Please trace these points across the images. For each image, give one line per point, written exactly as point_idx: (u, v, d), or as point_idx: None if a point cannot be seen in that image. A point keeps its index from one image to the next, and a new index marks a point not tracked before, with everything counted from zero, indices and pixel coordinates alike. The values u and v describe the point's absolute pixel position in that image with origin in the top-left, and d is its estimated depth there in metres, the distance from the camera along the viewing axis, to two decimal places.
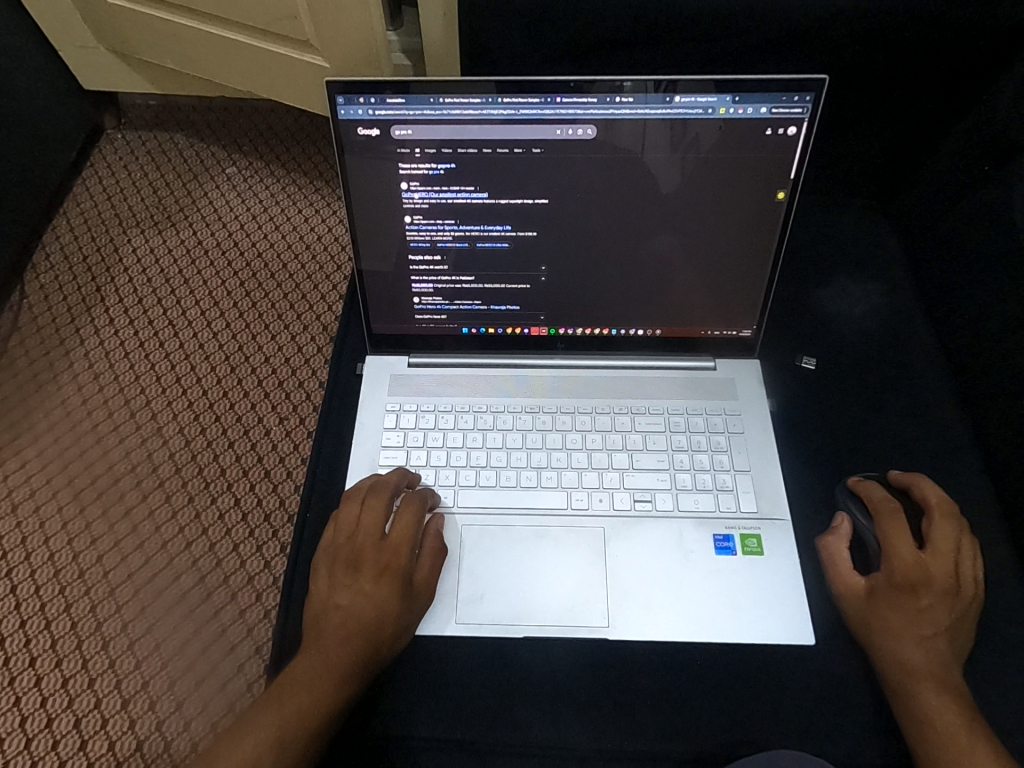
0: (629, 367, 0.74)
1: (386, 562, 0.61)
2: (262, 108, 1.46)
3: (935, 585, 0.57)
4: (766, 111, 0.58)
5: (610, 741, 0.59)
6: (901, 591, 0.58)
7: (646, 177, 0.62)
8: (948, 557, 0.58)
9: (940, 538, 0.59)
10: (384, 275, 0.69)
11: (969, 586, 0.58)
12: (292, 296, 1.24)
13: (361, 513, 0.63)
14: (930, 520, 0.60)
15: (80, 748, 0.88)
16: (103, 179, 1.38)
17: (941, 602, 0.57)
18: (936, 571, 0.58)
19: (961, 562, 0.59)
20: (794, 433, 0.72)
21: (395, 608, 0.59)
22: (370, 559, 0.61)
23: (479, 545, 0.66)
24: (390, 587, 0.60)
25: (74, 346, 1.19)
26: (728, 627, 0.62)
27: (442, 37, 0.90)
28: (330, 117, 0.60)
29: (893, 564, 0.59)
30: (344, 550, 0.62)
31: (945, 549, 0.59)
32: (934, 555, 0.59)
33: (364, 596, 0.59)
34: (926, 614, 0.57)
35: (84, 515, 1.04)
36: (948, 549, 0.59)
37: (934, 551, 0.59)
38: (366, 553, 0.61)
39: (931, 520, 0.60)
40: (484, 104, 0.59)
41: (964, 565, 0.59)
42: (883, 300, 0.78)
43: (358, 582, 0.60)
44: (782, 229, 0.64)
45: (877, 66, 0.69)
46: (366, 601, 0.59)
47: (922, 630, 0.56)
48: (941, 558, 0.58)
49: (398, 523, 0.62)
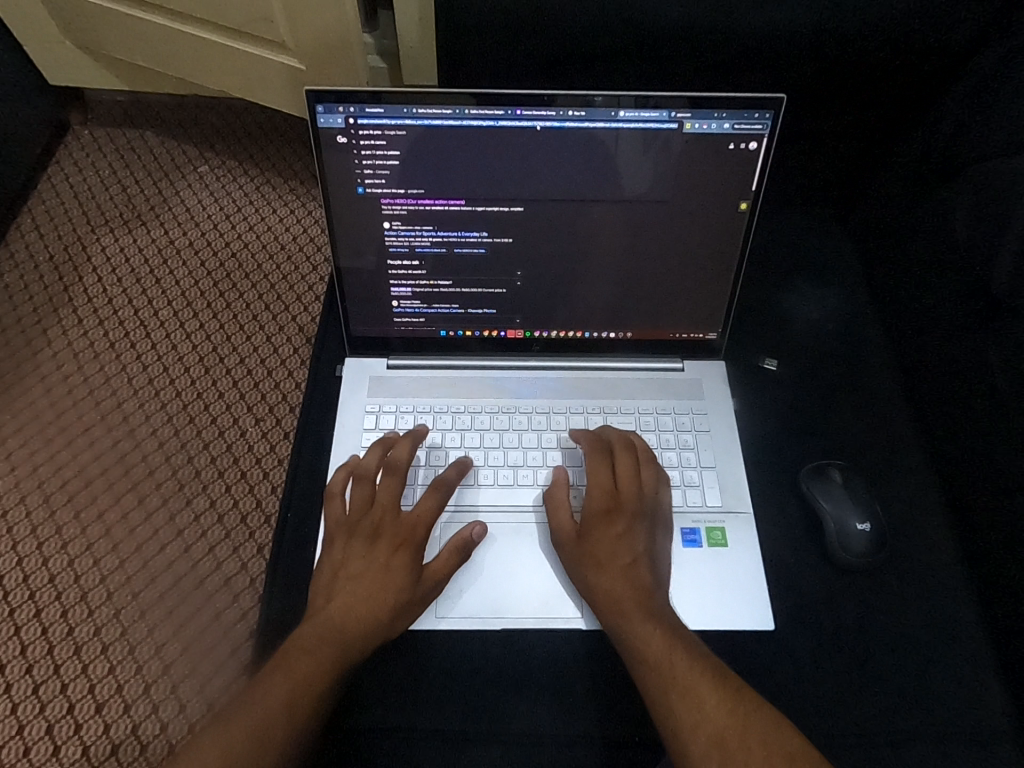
0: (604, 367, 0.78)
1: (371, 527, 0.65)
2: (235, 106, 1.45)
3: (627, 547, 0.63)
4: (729, 126, 0.61)
5: (586, 725, 0.62)
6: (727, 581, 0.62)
7: (617, 186, 0.65)
8: (638, 521, 0.65)
9: (631, 502, 0.66)
10: (362, 278, 0.71)
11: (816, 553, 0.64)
12: (267, 297, 1.24)
13: (351, 490, 0.67)
14: (602, 487, 0.66)
15: (53, 754, 0.87)
16: (68, 175, 1.35)
17: (583, 556, 0.63)
18: (595, 536, 0.64)
19: (648, 525, 0.65)
20: (757, 429, 0.75)
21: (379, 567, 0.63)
22: (356, 531, 0.65)
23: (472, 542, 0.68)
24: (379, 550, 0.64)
25: (41, 347, 1.17)
26: (695, 615, 0.65)
27: (417, 25, 0.96)
28: (310, 124, 0.61)
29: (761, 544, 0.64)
30: (337, 525, 0.66)
31: (631, 513, 0.65)
32: (608, 520, 0.65)
33: (356, 562, 0.63)
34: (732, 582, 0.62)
35: (54, 519, 1.02)
36: (641, 513, 0.66)
37: (614, 514, 0.65)
38: (357, 525, 0.65)
39: (604, 488, 0.66)
40: (462, 115, 0.61)
41: (656, 524, 0.66)
42: (840, 304, 0.83)
43: (351, 550, 0.64)
44: (743, 239, 0.68)
45: (831, 86, 0.74)
46: (350, 591, 0.61)
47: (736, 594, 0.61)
48: (601, 522, 0.65)
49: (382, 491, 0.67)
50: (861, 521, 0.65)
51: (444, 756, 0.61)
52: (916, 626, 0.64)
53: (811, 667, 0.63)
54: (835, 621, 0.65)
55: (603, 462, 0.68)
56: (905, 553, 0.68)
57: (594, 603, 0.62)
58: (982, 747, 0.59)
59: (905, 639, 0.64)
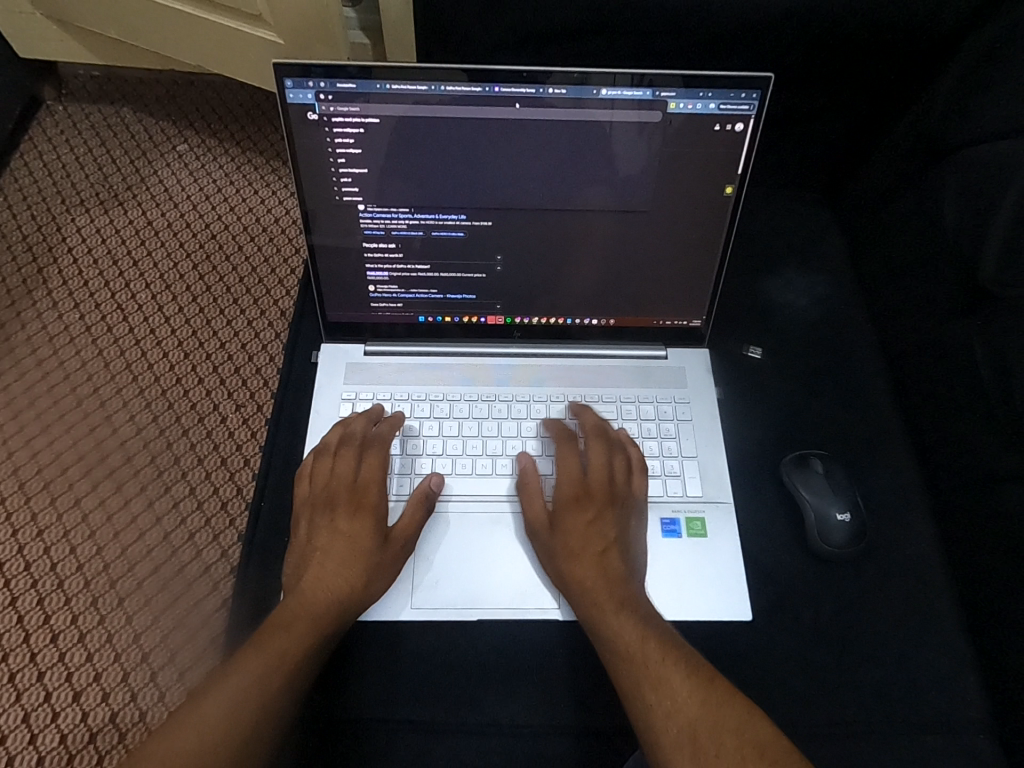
0: (587, 355, 0.76)
1: (336, 495, 0.65)
2: (214, 83, 1.41)
3: (598, 534, 0.63)
4: (715, 106, 0.59)
5: (562, 716, 0.62)
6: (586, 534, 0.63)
7: (600, 168, 0.62)
8: (608, 507, 0.65)
9: (601, 488, 0.66)
10: (337, 261, 0.69)
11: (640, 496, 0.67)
12: (248, 280, 1.21)
13: (313, 467, 0.67)
14: (571, 475, 0.67)
15: (29, 743, 0.87)
16: (41, 153, 1.31)
17: (555, 547, 0.63)
18: (567, 524, 0.64)
19: (619, 510, 0.65)
20: (740, 418, 0.74)
21: (349, 539, 0.63)
22: (324, 509, 0.65)
23: (435, 528, 0.67)
24: (355, 521, 0.63)
25: (14, 330, 1.14)
26: (673, 605, 0.64)
27: None
28: (279, 99, 0.58)
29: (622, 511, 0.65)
30: (306, 502, 0.66)
31: (601, 499, 0.65)
32: (578, 507, 0.65)
33: (331, 533, 0.63)
34: (596, 532, 0.63)
35: (29, 505, 1.01)
36: (613, 500, 0.66)
37: (584, 502, 0.65)
38: (324, 498, 0.65)
39: (572, 475, 0.66)
40: (438, 91, 0.58)
41: (628, 509, 0.66)
42: (827, 291, 0.81)
43: (325, 524, 0.64)
44: (729, 224, 0.66)
45: (821, 66, 0.72)
46: (322, 571, 0.61)
47: (597, 549, 0.62)
48: (572, 510, 0.64)
49: (344, 460, 0.67)
50: (840, 510, 0.65)
51: (418, 746, 0.60)
52: (895, 616, 0.64)
53: (789, 657, 0.63)
54: (813, 611, 0.65)
55: (570, 450, 0.68)
56: (886, 544, 0.67)
57: (568, 593, 0.61)
58: (956, 736, 0.60)
59: (883, 629, 0.64)
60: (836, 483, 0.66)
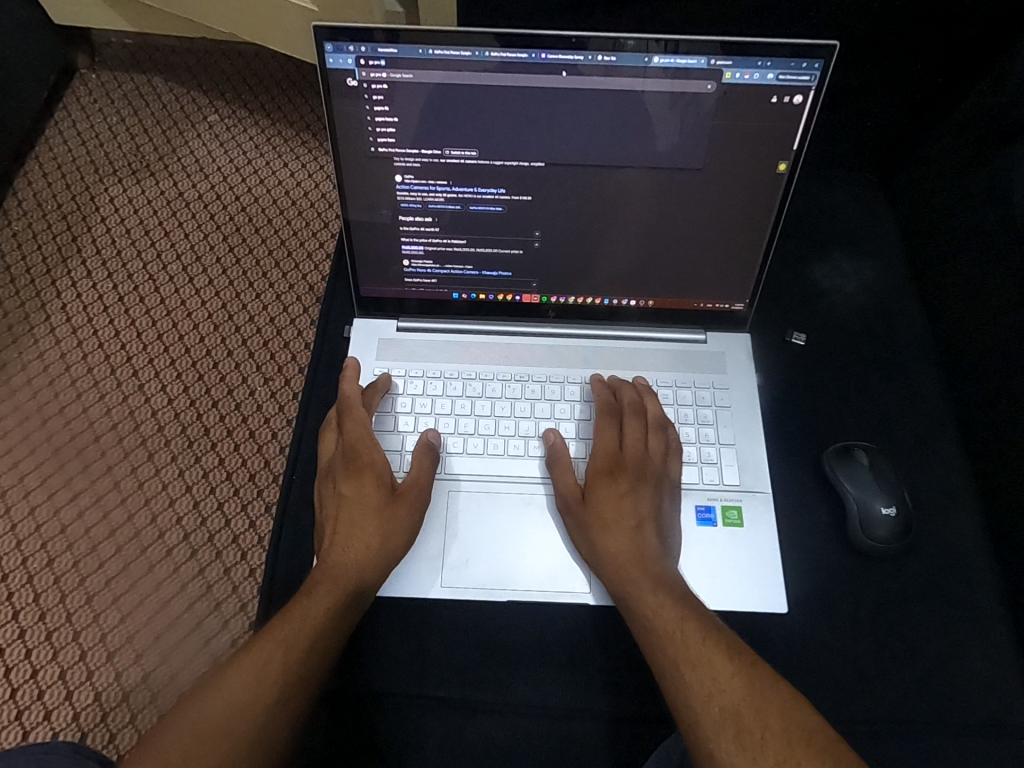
0: (625, 338, 0.74)
1: (361, 470, 0.64)
2: (246, 53, 1.40)
3: (631, 510, 0.62)
4: (773, 77, 0.56)
5: (590, 700, 0.61)
6: (614, 505, 0.62)
7: (646, 141, 0.59)
8: (641, 483, 0.64)
9: (635, 463, 0.65)
10: (372, 233, 0.67)
11: (675, 477, 0.66)
12: (278, 253, 1.20)
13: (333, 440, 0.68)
14: (606, 449, 0.65)
15: (66, 699, 0.89)
16: (76, 121, 1.31)
17: (586, 519, 0.62)
18: (599, 495, 0.63)
19: (652, 487, 0.64)
20: (781, 408, 0.72)
21: (383, 510, 0.62)
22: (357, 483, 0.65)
23: (450, 508, 0.66)
24: (382, 492, 0.63)
25: (50, 299, 1.15)
26: (706, 593, 0.63)
27: None
28: (318, 64, 0.56)
29: (655, 489, 0.64)
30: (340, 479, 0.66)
31: (634, 474, 0.64)
32: (611, 480, 0.64)
33: (358, 504, 0.63)
34: (631, 506, 0.62)
35: (64, 471, 1.02)
36: (646, 476, 0.64)
37: (618, 475, 0.64)
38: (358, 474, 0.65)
39: (608, 449, 0.65)
40: (481, 58, 0.55)
41: (661, 487, 0.65)
42: (877, 276, 0.78)
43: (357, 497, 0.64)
44: (780, 202, 0.63)
45: (885, 34, 0.68)
46: (356, 541, 0.61)
47: (630, 521, 0.61)
48: (606, 482, 0.63)
49: (350, 427, 0.65)
50: (882, 507, 0.62)
51: (446, 722, 0.61)
52: (937, 613, 0.62)
53: (825, 651, 0.62)
54: (852, 605, 0.63)
55: (611, 424, 0.67)
56: (930, 539, 0.65)
57: (601, 573, 0.60)
58: (998, 740, 0.58)
59: (926, 627, 0.62)
60: (880, 477, 0.63)
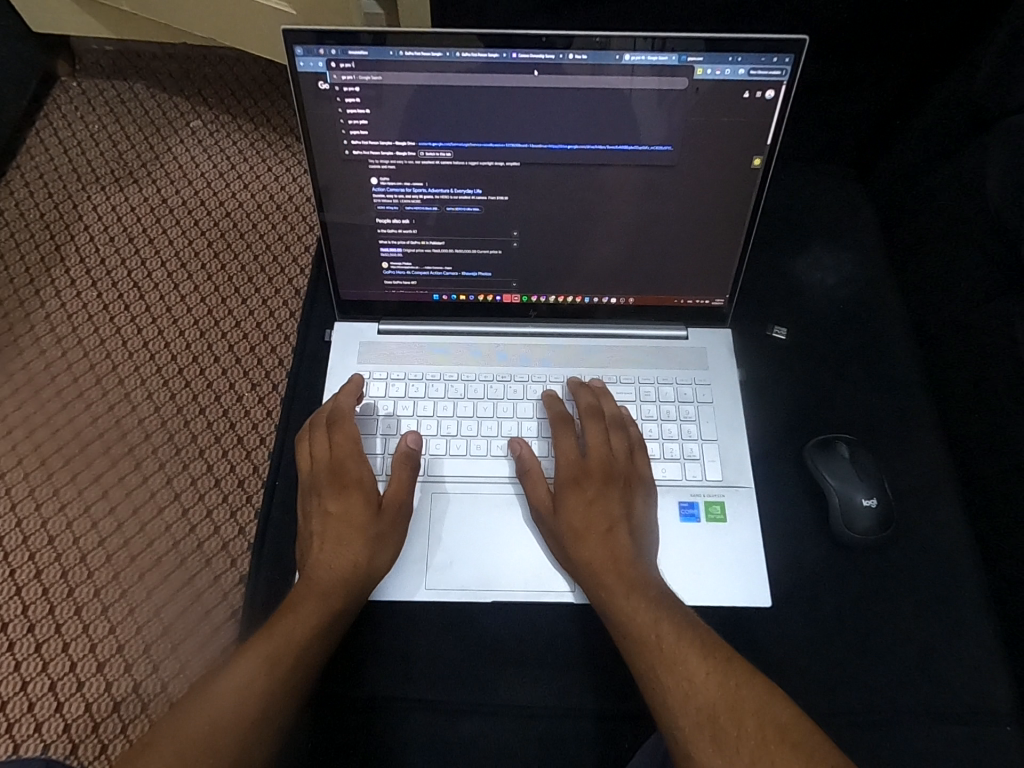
0: (606, 336, 0.74)
1: (348, 486, 0.63)
2: (227, 58, 1.39)
3: (602, 514, 0.62)
4: (745, 72, 0.56)
5: (577, 699, 0.61)
6: (582, 512, 0.62)
7: (620, 139, 0.59)
8: (610, 486, 0.63)
9: (600, 467, 0.64)
10: (349, 236, 0.67)
11: (643, 472, 0.66)
12: (262, 258, 1.20)
13: (312, 449, 0.66)
14: (567, 458, 0.65)
15: (56, 710, 0.89)
16: (57, 130, 1.31)
17: (560, 529, 0.62)
18: (569, 504, 0.62)
19: (622, 489, 0.64)
20: (763, 403, 0.72)
21: (361, 515, 0.62)
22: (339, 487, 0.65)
23: (433, 509, 0.66)
24: (354, 497, 0.63)
25: (34, 309, 1.15)
26: (689, 590, 0.63)
27: None
28: (288, 68, 0.56)
29: (622, 487, 0.64)
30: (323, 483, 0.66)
31: (601, 478, 0.64)
32: (579, 488, 0.63)
33: (337, 509, 0.63)
34: (599, 511, 0.62)
35: (51, 481, 1.02)
36: (614, 478, 0.64)
37: (584, 481, 0.63)
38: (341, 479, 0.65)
39: (571, 456, 0.65)
40: (453, 58, 0.55)
41: (632, 488, 0.64)
42: (858, 268, 0.78)
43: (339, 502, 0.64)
44: (756, 197, 0.63)
45: (858, 29, 0.68)
46: (337, 545, 0.61)
47: (601, 528, 0.61)
48: (574, 490, 0.63)
49: (340, 442, 0.65)
50: (865, 498, 0.62)
51: (433, 724, 0.60)
52: (921, 604, 0.62)
53: (811, 644, 0.62)
54: (837, 597, 0.63)
55: (566, 431, 0.67)
56: (913, 531, 0.65)
57: (581, 576, 0.60)
58: (985, 728, 0.58)
59: (911, 618, 0.62)
60: (861, 468, 0.64)
